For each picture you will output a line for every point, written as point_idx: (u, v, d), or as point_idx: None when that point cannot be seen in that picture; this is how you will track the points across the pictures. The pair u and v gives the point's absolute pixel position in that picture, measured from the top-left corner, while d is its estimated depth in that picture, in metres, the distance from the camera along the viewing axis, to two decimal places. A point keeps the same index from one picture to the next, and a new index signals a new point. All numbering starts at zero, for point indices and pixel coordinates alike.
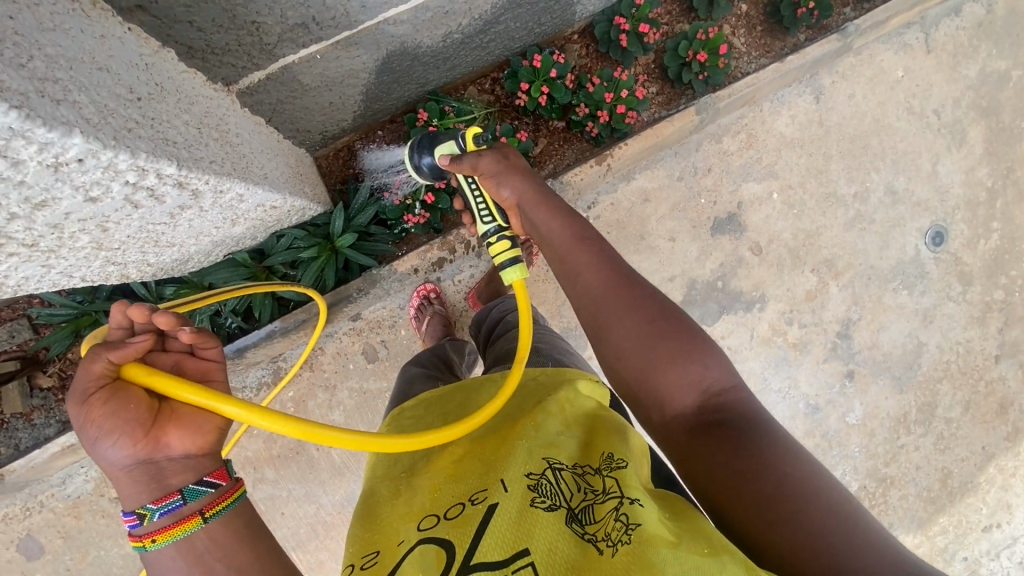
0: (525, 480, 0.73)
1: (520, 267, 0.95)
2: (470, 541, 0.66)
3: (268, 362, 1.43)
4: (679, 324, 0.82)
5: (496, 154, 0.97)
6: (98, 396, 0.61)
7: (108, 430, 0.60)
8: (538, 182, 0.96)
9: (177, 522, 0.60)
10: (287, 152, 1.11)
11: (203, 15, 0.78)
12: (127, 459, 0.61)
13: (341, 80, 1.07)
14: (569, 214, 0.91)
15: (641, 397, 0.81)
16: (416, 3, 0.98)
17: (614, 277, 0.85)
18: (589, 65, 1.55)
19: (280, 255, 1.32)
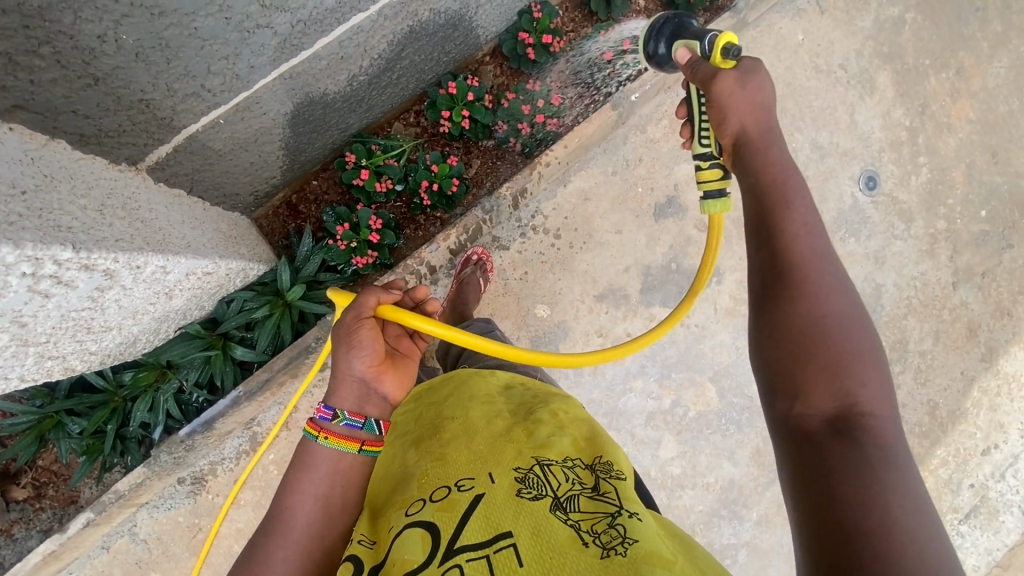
0: (513, 473, 0.76)
1: (724, 204, 0.93)
2: (455, 525, 0.70)
3: (243, 429, 1.44)
4: (852, 333, 0.74)
5: (739, 78, 0.88)
6: (367, 322, 0.88)
7: (358, 351, 0.86)
8: (773, 136, 0.88)
9: (350, 436, 0.86)
10: (218, 219, 1.14)
11: (85, 103, 0.83)
12: (350, 371, 0.87)
13: (254, 139, 1.11)
14: (790, 177, 0.84)
15: (779, 380, 0.75)
16: (306, 54, 1.01)
17: (810, 256, 0.79)
18: (505, 82, 1.60)
19: (233, 319, 1.32)
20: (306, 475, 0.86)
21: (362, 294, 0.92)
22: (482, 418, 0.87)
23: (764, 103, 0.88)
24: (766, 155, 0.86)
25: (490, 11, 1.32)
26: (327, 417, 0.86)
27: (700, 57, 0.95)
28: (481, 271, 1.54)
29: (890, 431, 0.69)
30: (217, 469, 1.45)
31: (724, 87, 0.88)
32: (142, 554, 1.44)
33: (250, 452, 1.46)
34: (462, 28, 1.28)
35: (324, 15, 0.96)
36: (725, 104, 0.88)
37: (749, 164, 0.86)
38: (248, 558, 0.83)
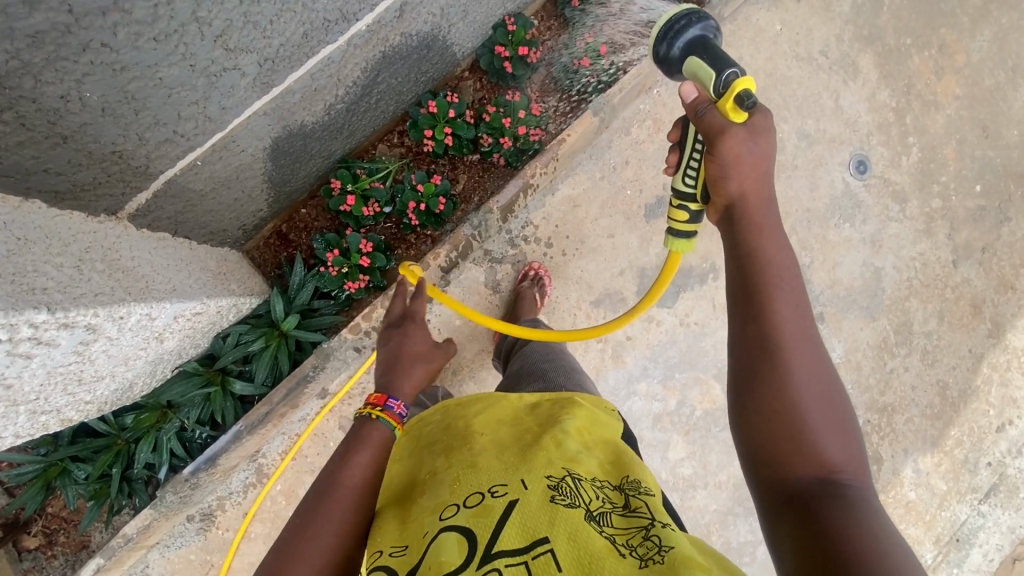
0: (544, 481, 0.75)
1: (689, 245, 0.96)
2: (491, 531, 0.69)
3: (248, 462, 1.45)
4: (829, 400, 0.79)
5: (750, 137, 0.85)
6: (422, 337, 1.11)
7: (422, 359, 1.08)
8: (764, 199, 0.88)
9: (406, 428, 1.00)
10: (206, 257, 1.16)
11: (55, 160, 0.83)
12: (413, 370, 1.06)
13: (234, 176, 1.11)
14: (777, 245, 0.86)
15: (763, 451, 0.78)
16: (276, 91, 1.01)
17: (794, 327, 0.80)
18: (486, 95, 1.61)
19: (231, 354, 1.32)
20: (359, 448, 0.95)
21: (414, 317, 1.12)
22: (511, 432, 0.87)
23: (762, 166, 0.87)
24: (756, 221, 0.87)
25: (465, 30, 1.34)
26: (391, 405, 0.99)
27: (714, 90, 0.86)
28: (538, 287, 1.62)
29: (869, 497, 0.73)
30: (225, 504, 1.46)
31: (732, 142, 0.85)
32: None
33: (257, 484, 1.47)
34: (437, 48, 1.30)
35: (294, 49, 0.95)
36: (730, 162, 0.85)
37: (739, 232, 0.87)
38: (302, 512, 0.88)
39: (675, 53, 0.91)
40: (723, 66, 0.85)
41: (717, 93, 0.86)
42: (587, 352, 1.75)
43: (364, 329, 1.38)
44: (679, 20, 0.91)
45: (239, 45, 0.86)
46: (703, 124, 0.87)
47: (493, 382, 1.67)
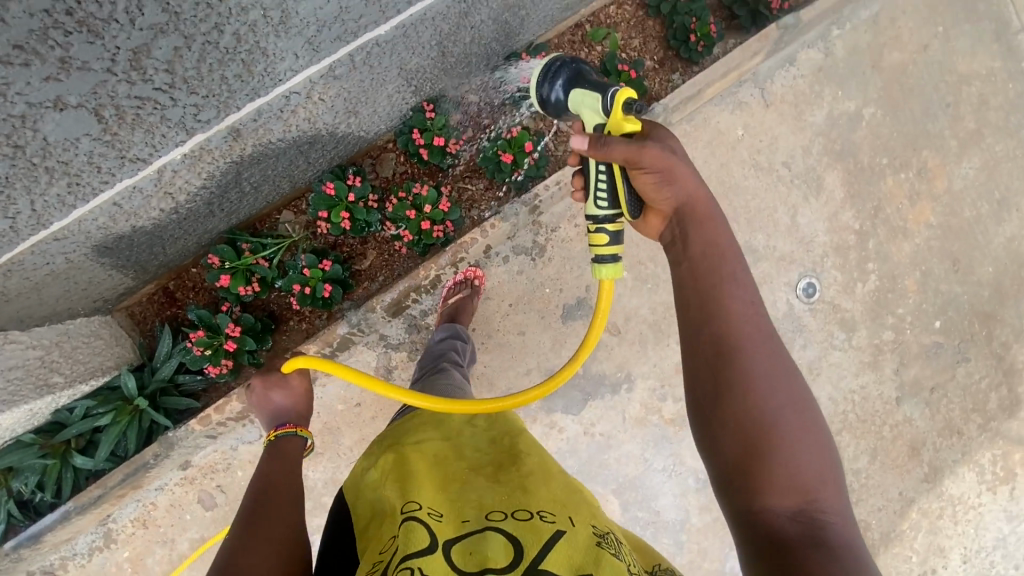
0: (589, 527, 0.75)
1: (615, 266, 1.00)
2: (538, 548, 0.68)
3: (97, 526, 1.40)
4: (800, 413, 0.75)
5: (664, 146, 0.89)
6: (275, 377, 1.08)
7: (290, 388, 1.07)
8: (706, 200, 0.90)
9: (303, 428, 1.04)
10: (31, 349, 1.08)
11: None
12: (282, 399, 1.06)
13: (48, 280, 0.97)
14: (732, 251, 0.86)
15: (735, 472, 0.73)
16: (58, 227, 0.80)
17: (754, 333, 0.78)
18: (408, 172, 1.50)
19: (75, 427, 1.27)
20: (273, 471, 0.92)
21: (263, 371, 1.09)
22: (556, 469, 0.88)
23: (693, 166, 0.90)
24: (705, 228, 0.87)
25: (365, 120, 1.21)
26: (280, 425, 1.02)
27: (604, 112, 1.00)
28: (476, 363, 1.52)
29: (846, 532, 0.70)
30: (68, 564, 1.41)
31: (655, 154, 0.88)
32: None
33: (103, 549, 1.42)
34: (324, 140, 1.18)
35: (58, 199, 0.74)
36: (664, 170, 0.88)
37: (685, 236, 0.88)
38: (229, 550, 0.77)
39: (561, 92, 1.09)
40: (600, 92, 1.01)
41: (604, 114, 1.00)
42: None
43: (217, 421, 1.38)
44: (549, 68, 1.11)
45: None
46: (610, 152, 0.90)
47: None
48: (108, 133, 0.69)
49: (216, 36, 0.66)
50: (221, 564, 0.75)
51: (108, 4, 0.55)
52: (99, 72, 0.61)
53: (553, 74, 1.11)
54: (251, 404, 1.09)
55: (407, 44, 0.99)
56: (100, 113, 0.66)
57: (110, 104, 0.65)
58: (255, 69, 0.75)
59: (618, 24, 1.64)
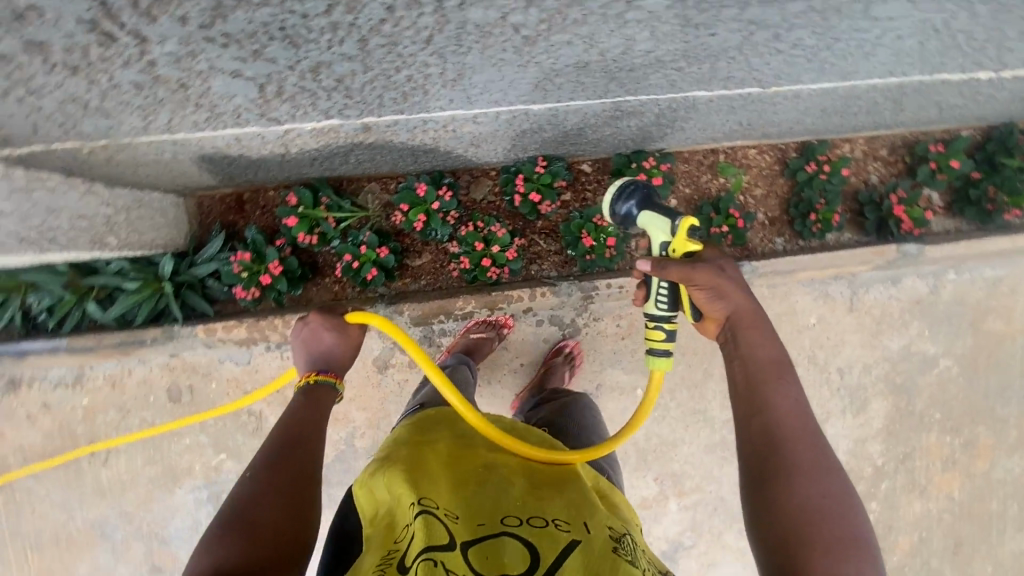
0: (607, 531, 0.72)
1: (668, 360, 0.95)
2: (554, 558, 0.64)
3: (75, 365, 1.47)
4: (846, 515, 0.72)
5: (716, 266, 0.90)
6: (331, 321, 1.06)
7: (341, 336, 1.05)
8: (757, 308, 0.91)
9: (339, 378, 1.03)
10: (104, 206, 1.15)
11: None
12: (329, 342, 1.05)
13: (149, 162, 1.03)
14: (780, 358, 0.86)
15: (774, 558, 0.70)
16: (180, 137, 0.86)
17: (798, 427, 0.79)
18: (495, 206, 1.53)
19: (105, 278, 1.37)
20: (298, 416, 0.92)
21: (320, 314, 1.07)
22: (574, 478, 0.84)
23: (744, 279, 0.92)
24: (759, 331, 0.88)
25: (483, 152, 1.25)
26: (321, 369, 1.02)
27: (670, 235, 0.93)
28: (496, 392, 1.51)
29: None
30: (33, 383, 1.48)
31: (709, 271, 0.89)
32: None
33: (67, 387, 1.48)
34: (436, 153, 1.22)
35: (194, 123, 0.80)
36: (720, 284, 0.89)
37: (730, 344, 0.90)
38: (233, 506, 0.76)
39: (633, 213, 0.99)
40: (668, 211, 0.95)
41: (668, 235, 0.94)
42: None
43: (219, 336, 1.46)
44: (622, 189, 1.00)
45: (105, 108, 0.71)
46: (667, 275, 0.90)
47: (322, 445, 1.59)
48: (262, 99, 0.74)
49: (394, 71, 0.69)
50: (234, 505, 0.76)
51: (319, 33, 0.59)
52: (280, 66, 0.65)
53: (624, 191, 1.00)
54: (301, 337, 1.07)
55: (551, 119, 1.01)
56: (263, 87, 0.71)
57: (276, 85, 0.70)
58: (412, 97, 0.78)
59: (750, 167, 1.64)
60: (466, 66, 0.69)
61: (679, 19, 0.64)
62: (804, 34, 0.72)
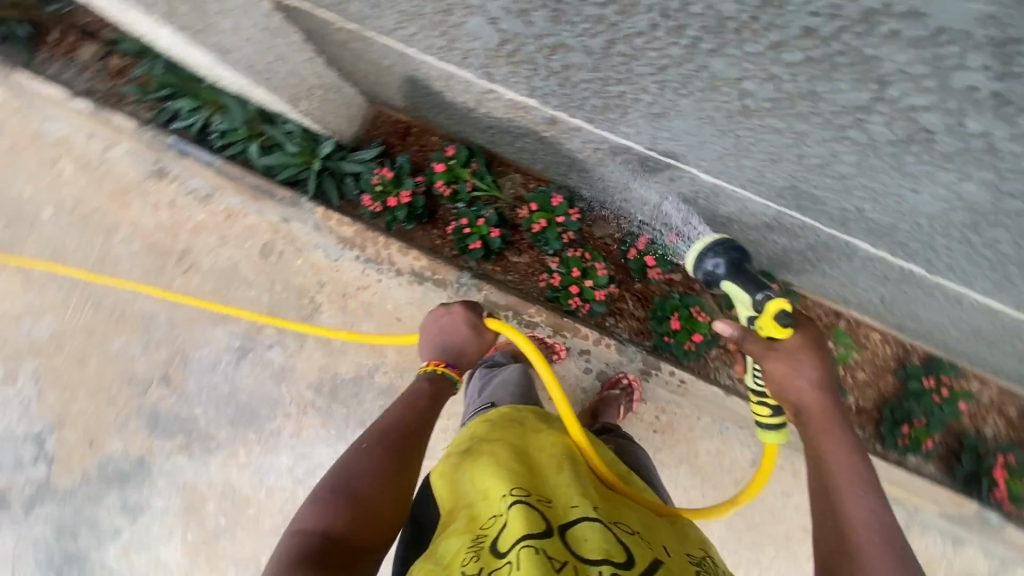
0: (684, 554, 0.80)
1: (779, 433, 0.87)
2: (646, 557, 0.72)
3: (210, 185, 1.65)
4: None
5: (790, 355, 0.81)
6: (474, 321, 1.08)
7: (476, 337, 1.08)
8: (836, 396, 0.83)
9: (461, 377, 1.07)
10: (312, 74, 1.31)
11: None
12: (467, 339, 1.08)
13: (371, 61, 1.17)
14: (856, 459, 0.78)
15: None
16: (411, 52, 0.98)
17: (875, 539, 0.72)
18: (609, 249, 1.57)
19: (276, 133, 1.58)
20: (416, 403, 0.98)
21: (460, 306, 1.10)
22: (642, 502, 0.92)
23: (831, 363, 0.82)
24: (836, 426, 0.81)
25: (633, 199, 1.26)
26: (449, 363, 1.05)
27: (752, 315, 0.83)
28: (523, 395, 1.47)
29: None
30: (173, 181, 1.67)
31: (781, 364, 0.80)
32: (93, 161, 1.71)
33: (195, 199, 1.67)
34: (591, 177, 1.28)
35: (430, 45, 0.90)
36: (796, 376, 0.81)
37: (799, 436, 0.83)
38: (341, 472, 0.86)
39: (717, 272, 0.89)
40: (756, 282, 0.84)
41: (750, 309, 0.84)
42: None
43: (329, 225, 1.60)
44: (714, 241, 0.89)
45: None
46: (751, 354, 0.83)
47: (348, 360, 1.69)
48: (493, 51, 0.80)
49: (615, 82, 0.72)
50: (340, 472, 0.86)
51: (584, 19, 0.61)
52: (525, 31, 0.69)
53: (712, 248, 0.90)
54: (439, 321, 1.10)
55: (708, 195, 1.02)
56: (503, 42, 0.76)
57: (515, 46, 0.74)
58: (609, 111, 0.83)
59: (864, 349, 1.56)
60: (676, 108, 0.71)
61: (892, 157, 0.64)
62: (1003, 232, 0.69)
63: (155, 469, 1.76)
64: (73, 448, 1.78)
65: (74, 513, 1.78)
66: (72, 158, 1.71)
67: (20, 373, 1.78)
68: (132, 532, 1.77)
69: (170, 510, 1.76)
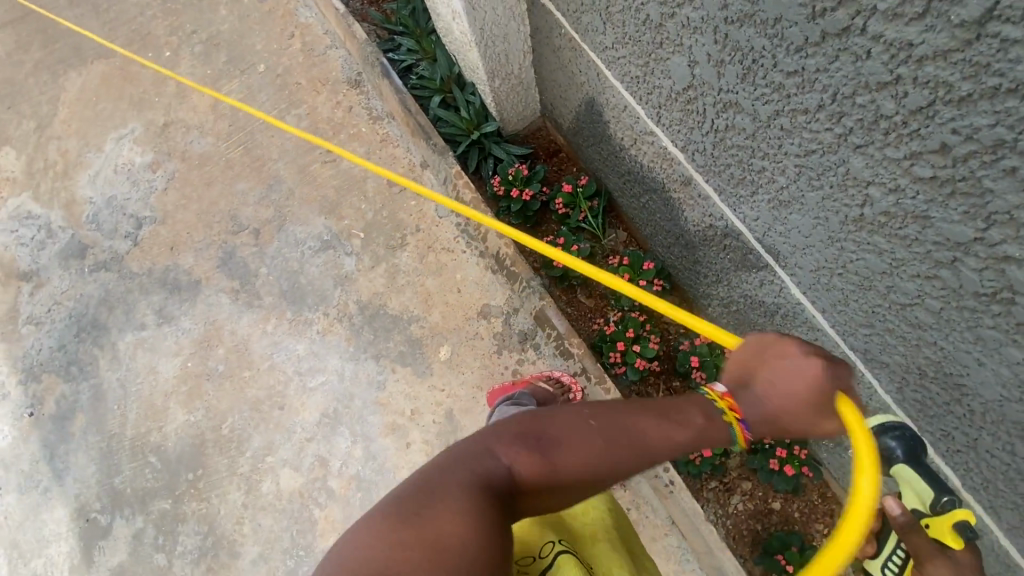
0: None
1: None
2: None
3: (387, 110, 1.92)
4: None
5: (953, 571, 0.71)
6: (832, 390, 0.67)
7: (810, 417, 0.69)
8: None
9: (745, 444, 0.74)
10: (522, 60, 1.58)
11: None
12: (788, 408, 0.70)
13: (570, 80, 1.38)
14: None
15: None
16: (608, 75, 1.16)
17: None
18: (667, 335, 1.63)
19: (460, 96, 1.82)
20: (681, 417, 0.73)
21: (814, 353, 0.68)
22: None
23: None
24: None
25: (714, 297, 1.36)
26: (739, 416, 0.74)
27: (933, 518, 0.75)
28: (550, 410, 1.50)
29: None
30: (363, 93, 1.96)
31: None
32: (317, 50, 2.04)
33: (369, 113, 1.94)
34: (688, 262, 1.38)
35: (627, 72, 1.07)
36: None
37: None
38: (565, 417, 0.73)
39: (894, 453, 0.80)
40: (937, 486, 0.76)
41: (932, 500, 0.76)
42: (406, 399, 1.72)
43: None
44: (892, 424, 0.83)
45: (609, 20, 1.02)
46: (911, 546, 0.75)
47: (399, 298, 1.80)
48: (677, 93, 0.96)
49: (761, 155, 0.84)
50: (559, 414, 0.74)
51: (767, 84, 0.75)
52: (714, 85, 0.85)
53: (890, 426, 0.82)
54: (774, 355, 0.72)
55: (787, 312, 1.06)
56: (689, 87, 0.92)
57: (696, 95, 0.90)
58: (741, 186, 0.94)
59: None
60: (801, 198, 0.82)
61: (969, 313, 0.67)
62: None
63: (201, 295, 1.92)
64: (157, 243, 2.00)
65: (122, 291, 1.97)
66: (305, 40, 2.06)
67: (161, 167, 2.06)
68: (152, 334, 1.92)
69: (190, 334, 1.90)
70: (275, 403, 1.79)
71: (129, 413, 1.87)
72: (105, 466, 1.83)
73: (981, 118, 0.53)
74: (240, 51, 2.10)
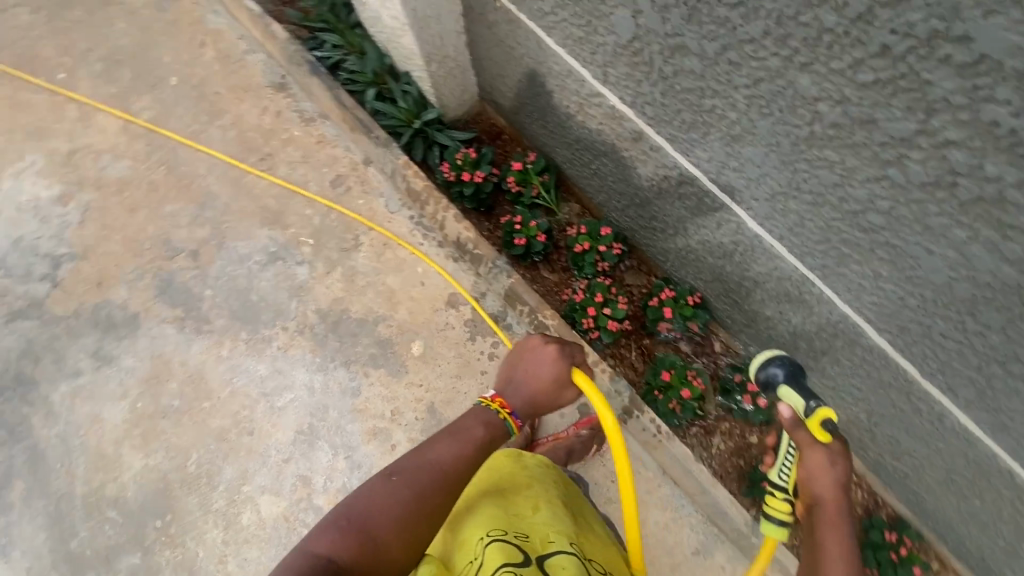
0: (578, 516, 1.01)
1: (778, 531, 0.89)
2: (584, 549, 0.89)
3: (320, 111, 1.86)
4: None
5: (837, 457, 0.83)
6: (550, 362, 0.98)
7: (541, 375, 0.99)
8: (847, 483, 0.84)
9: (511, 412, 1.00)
10: (455, 40, 1.57)
11: None
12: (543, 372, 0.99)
13: (507, 52, 1.39)
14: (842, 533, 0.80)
15: None
16: (549, 43, 1.18)
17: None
18: (631, 294, 1.70)
19: (396, 87, 1.81)
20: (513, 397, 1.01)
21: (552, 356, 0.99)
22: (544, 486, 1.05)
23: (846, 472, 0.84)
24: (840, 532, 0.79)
25: (670, 248, 1.42)
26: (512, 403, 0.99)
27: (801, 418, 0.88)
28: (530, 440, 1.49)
29: None
30: (291, 96, 1.88)
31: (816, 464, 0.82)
32: (234, 57, 1.94)
33: (300, 116, 1.87)
34: (641, 218, 1.44)
35: (569, 34, 1.10)
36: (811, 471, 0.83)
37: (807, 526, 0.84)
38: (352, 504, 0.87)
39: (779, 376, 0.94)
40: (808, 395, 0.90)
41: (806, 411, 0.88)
42: (383, 401, 1.67)
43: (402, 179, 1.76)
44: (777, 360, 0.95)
45: None
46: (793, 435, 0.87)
47: (361, 300, 1.74)
48: (622, 47, 1.00)
49: (711, 94, 0.90)
50: (344, 508, 0.86)
51: (712, 20, 0.80)
52: (659, 31, 0.90)
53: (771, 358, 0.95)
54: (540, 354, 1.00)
55: (746, 248, 1.13)
56: (634, 38, 0.96)
57: (642, 44, 0.95)
58: (693, 129, 1.00)
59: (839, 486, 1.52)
60: (753, 129, 0.88)
61: (917, 205, 0.74)
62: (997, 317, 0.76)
63: (141, 329, 1.78)
64: (82, 281, 1.82)
65: (48, 339, 1.78)
66: (219, 47, 1.95)
67: (73, 198, 1.88)
68: (89, 379, 1.75)
69: (135, 373, 1.75)
70: (243, 430, 1.69)
71: (76, 470, 1.69)
72: (56, 532, 1.65)
73: (914, 13, 0.60)
74: (147, 66, 1.96)
